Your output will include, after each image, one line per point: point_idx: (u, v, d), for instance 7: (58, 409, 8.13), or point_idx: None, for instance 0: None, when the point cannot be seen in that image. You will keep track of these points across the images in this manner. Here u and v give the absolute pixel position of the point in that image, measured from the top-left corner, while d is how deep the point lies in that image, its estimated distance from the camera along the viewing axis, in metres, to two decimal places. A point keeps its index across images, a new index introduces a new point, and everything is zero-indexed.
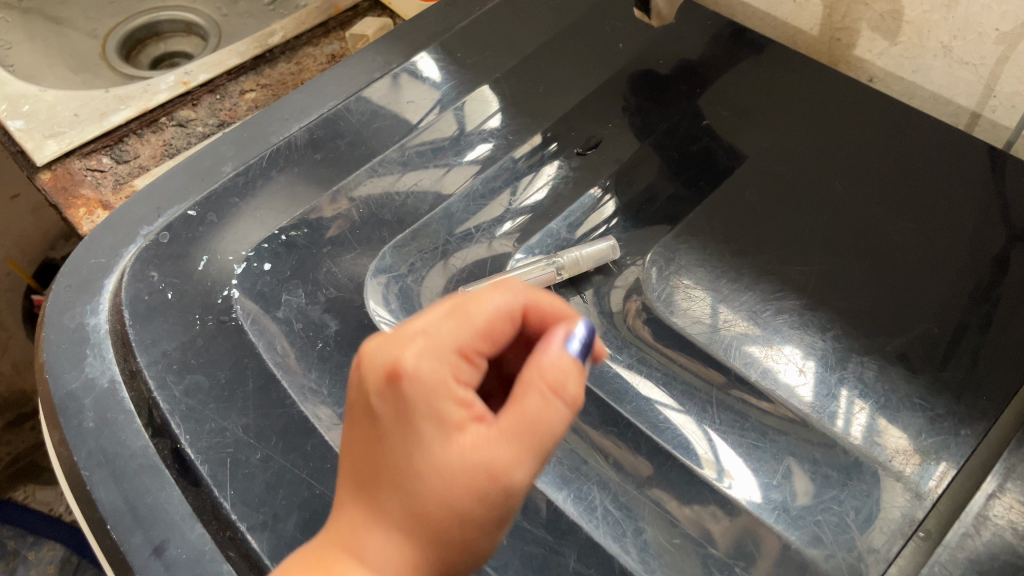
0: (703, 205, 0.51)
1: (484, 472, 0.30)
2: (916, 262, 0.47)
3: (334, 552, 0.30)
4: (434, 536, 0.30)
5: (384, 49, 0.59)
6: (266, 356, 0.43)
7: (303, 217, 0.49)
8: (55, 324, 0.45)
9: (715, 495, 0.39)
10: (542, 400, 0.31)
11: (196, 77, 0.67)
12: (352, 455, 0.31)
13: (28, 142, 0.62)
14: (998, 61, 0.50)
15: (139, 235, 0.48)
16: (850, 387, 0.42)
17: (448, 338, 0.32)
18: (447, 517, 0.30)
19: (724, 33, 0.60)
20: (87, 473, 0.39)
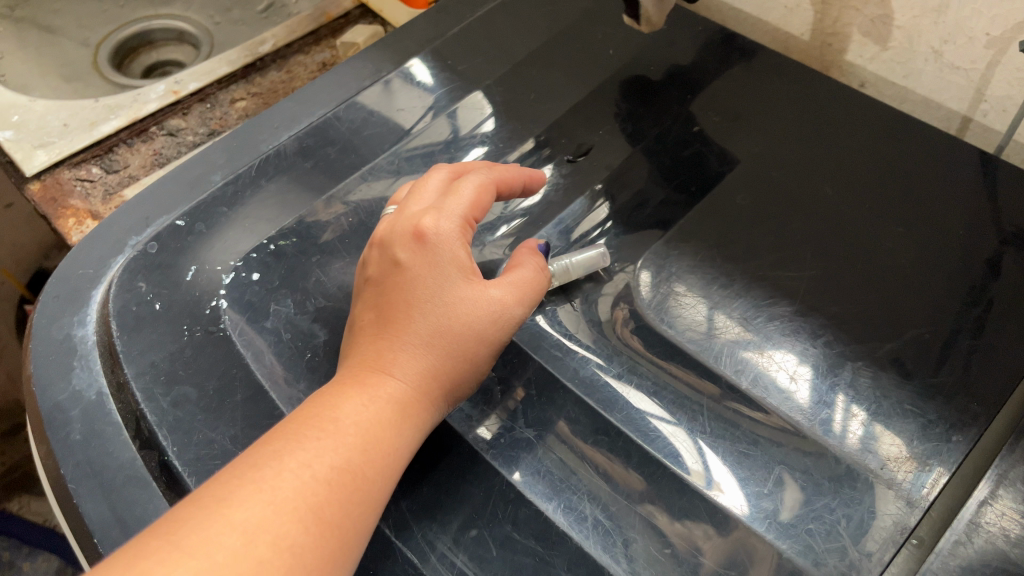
0: (694, 210, 0.51)
1: (472, 324, 0.41)
2: (907, 266, 0.46)
3: (337, 392, 0.39)
4: (420, 383, 0.40)
5: (374, 56, 0.59)
6: (254, 366, 0.43)
7: (293, 226, 0.49)
8: (42, 336, 0.45)
9: (705, 504, 0.39)
10: (534, 270, 0.44)
11: (186, 86, 0.67)
12: (368, 313, 0.43)
13: (17, 152, 0.62)
14: (989, 66, 0.50)
15: (127, 245, 0.48)
16: (842, 393, 0.42)
17: (455, 210, 0.44)
18: (426, 375, 0.40)
19: (715, 39, 0.59)
20: (74, 486, 0.39)
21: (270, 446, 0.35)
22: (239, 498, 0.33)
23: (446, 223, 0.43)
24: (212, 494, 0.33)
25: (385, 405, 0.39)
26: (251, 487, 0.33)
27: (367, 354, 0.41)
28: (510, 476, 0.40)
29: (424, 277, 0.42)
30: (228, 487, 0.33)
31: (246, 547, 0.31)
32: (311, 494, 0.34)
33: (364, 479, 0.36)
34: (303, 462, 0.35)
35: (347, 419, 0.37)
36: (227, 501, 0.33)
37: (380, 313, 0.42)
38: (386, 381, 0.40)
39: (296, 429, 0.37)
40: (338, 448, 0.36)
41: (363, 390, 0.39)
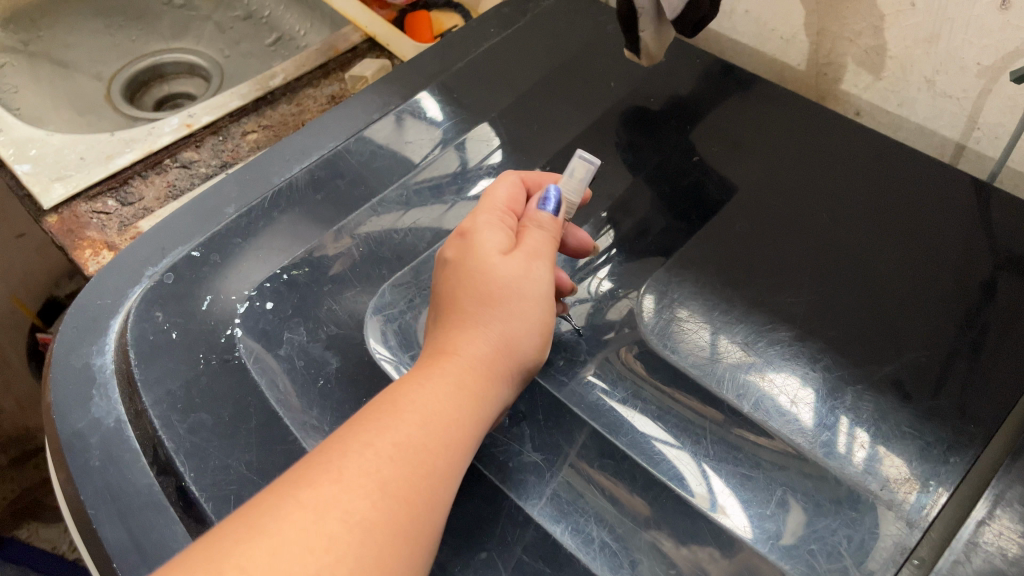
0: (695, 238, 0.52)
1: (522, 294, 0.42)
2: (904, 291, 0.48)
3: (422, 372, 0.38)
4: (497, 367, 0.40)
5: (382, 90, 0.61)
6: (268, 394, 0.44)
7: (305, 256, 0.50)
8: (62, 365, 0.46)
9: (710, 525, 0.40)
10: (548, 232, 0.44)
11: (199, 119, 0.69)
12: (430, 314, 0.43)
13: (35, 186, 0.63)
14: (981, 94, 0.51)
15: (144, 276, 0.49)
16: (843, 416, 0.43)
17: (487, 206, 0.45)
18: (488, 351, 0.40)
19: (713, 71, 0.61)
20: (93, 512, 0.40)
21: (366, 420, 0.35)
22: (346, 473, 0.32)
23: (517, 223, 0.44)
24: (317, 465, 0.32)
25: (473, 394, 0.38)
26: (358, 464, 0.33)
27: (444, 338, 0.40)
28: (520, 500, 0.41)
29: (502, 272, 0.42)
30: (333, 460, 0.33)
31: (365, 522, 0.31)
32: (417, 471, 0.34)
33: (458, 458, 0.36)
34: (404, 441, 0.34)
35: (438, 402, 0.37)
36: (339, 475, 0.32)
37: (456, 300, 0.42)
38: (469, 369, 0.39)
39: (385, 408, 0.36)
40: (432, 430, 0.36)
41: (447, 373, 0.38)
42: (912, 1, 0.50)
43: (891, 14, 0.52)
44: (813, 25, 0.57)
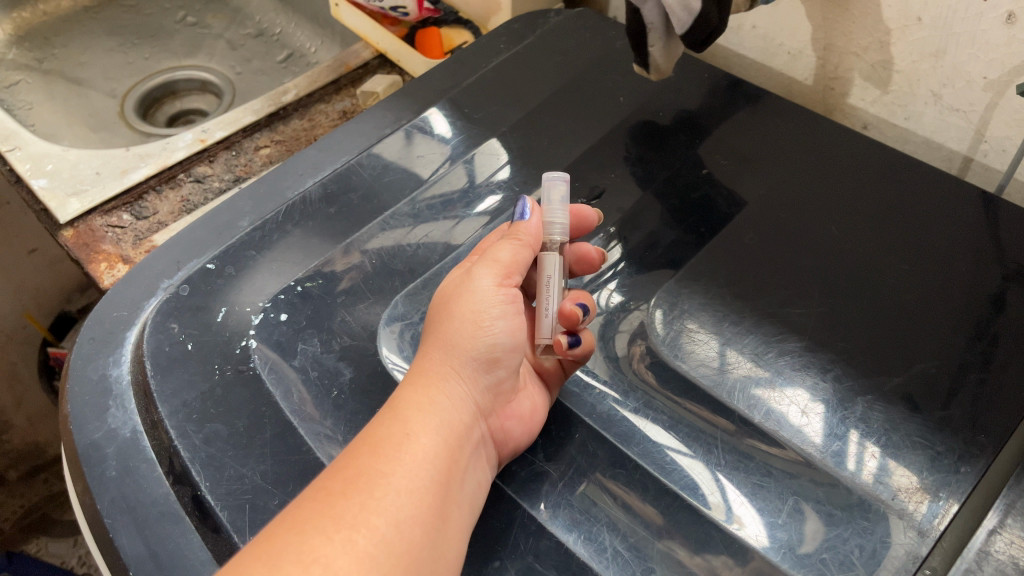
0: (704, 250, 0.53)
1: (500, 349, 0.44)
2: (913, 303, 0.48)
3: (410, 410, 0.39)
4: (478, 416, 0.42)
5: (394, 106, 0.61)
6: (283, 404, 0.45)
7: (319, 269, 0.51)
8: (79, 376, 0.46)
9: (722, 535, 0.40)
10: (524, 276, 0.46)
11: (212, 135, 0.69)
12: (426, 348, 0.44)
13: (51, 201, 0.64)
14: (988, 107, 0.52)
15: (159, 288, 0.50)
16: (854, 427, 0.43)
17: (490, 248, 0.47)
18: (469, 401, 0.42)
19: (721, 85, 0.62)
20: (110, 521, 0.40)
21: (364, 462, 0.36)
22: (355, 519, 0.34)
23: (505, 253, 0.46)
24: (322, 511, 0.34)
25: (455, 430, 0.40)
26: (365, 508, 0.34)
27: (419, 376, 0.42)
28: (532, 509, 0.41)
29: (471, 305, 0.44)
30: (338, 505, 0.34)
31: (374, 565, 0.33)
32: (416, 509, 0.36)
33: (452, 494, 0.38)
34: (402, 480, 0.36)
35: (429, 440, 0.39)
36: (343, 519, 0.34)
37: (427, 340, 0.44)
38: (449, 406, 0.41)
39: (384, 447, 0.37)
40: (426, 467, 0.38)
41: (434, 411, 0.40)
42: (917, 16, 0.51)
43: (896, 29, 0.53)
44: (820, 40, 0.58)
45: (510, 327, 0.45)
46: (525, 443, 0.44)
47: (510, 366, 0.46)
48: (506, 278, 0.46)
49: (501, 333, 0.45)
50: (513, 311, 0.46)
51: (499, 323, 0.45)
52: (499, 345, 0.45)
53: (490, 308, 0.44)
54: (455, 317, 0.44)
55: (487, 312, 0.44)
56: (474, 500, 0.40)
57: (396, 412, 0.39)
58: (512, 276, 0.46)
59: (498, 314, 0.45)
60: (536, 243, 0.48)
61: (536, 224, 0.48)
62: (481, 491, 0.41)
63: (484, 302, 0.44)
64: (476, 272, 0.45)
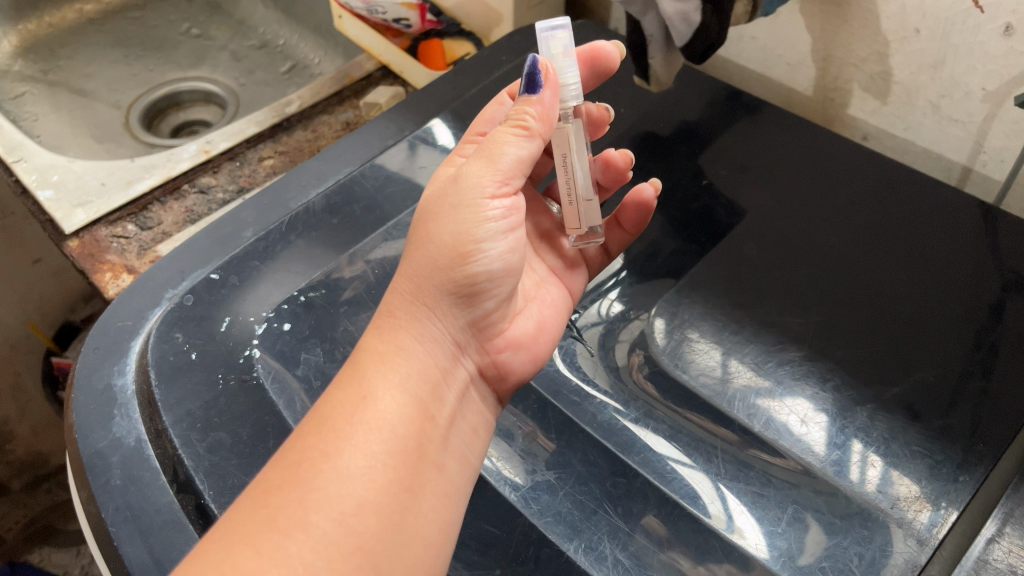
0: (705, 260, 0.53)
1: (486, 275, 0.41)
2: (912, 312, 0.48)
3: (371, 370, 0.37)
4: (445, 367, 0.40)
5: (397, 117, 0.62)
6: (286, 413, 0.45)
7: (322, 278, 0.51)
8: (84, 385, 0.47)
9: (721, 543, 0.40)
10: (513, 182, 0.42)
11: (216, 145, 0.70)
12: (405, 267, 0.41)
13: (57, 212, 0.64)
14: (986, 118, 0.52)
15: (164, 298, 0.50)
16: (854, 437, 0.44)
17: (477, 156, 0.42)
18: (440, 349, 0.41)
19: (721, 96, 0.62)
20: (114, 529, 0.41)
21: (308, 445, 0.34)
22: (303, 509, 0.32)
23: (506, 157, 0.41)
24: (259, 512, 0.32)
25: (426, 382, 0.39)
26: (314, 498, 0.32)
27: (391, 318, 0.40)
28: (533, 517, 0.41)
29: (454, 224, 0.40)
30: (274, 504, 0.32)
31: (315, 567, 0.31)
32: (378, 485, 0.34)
33: (425, 457, 0.36)
34: (356, 456, 0.34)
35: (393, 398, 0.37)
36: (278, 524, 0.32)
37: (405, 268, 0.41)
38: (416, 355, 0.39)
39: (336, 420, 0.35)
40: (383, 435, 0.35)
41: (396, 368, 0.38)
42: (915, 27, 0.51)
43: (895, 41, 0.53)
44: (820, 51, 0.58)
45: (502, 248, 0.42)
46: (528, 373, 0.46)
47: (500, 295, 0.43)
48: (504, 181, 0.42)
49: (492, 257, 0.41)
50: (509, 230, 0.42)
51: (489, 247, 0.41)
52: (487, 272, 0.41)
53: (478, 231, 0.40)
54: (434, 240, 0.40)
55: (474, 235, 0.40)
56: (458, 457, 0.39)
57: (356, 371, 0.37)
58: (511, 181, 0.42)
59: (488, 237, 0.41)
60: (546, 126, 0.43)
61: (548, 100, 0.42)
62: (463, 442, 0.40)
63: (472, 218, 0.40)
64: (465, 178, 0.41)
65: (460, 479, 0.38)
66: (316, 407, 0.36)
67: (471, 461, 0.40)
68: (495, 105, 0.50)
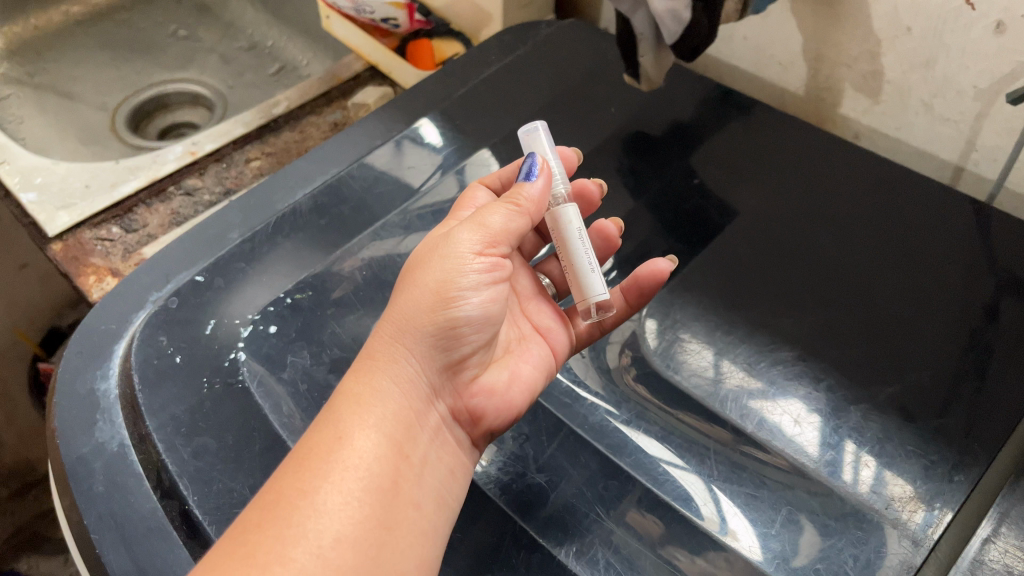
0: (697, 260, 0.53)
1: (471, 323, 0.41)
2: (904, 312, 0.48)
3: (347, 409, 0.36)
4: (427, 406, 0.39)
5: (385, 117, 0.61)
6: (272, 417, 0.45)
7: (309, 280, 0.51)
8: (66, 390, 0.46)
9: (714, 546, 0.39)
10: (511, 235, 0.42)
11: (202, 147, 0.69)
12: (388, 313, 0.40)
13: (40, 214, 0.63)
14: (978, 117, 0.52)
15: (148, 301, 0.50)
16: (848, 438, 0.43)
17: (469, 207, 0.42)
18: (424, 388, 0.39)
19: (712, 96, 0.62)
20: (97, 537, 0.40)
21: (286, 482, 0.33)
22: (278, 545, 0.31)
23: (495, 220, 0.41)
24: (234, 551, 0.31)
25: (402, 421, 0.37)
26: (291, 533, 0.31)
27: (366, 359, 0.38)
28: (523, 521, 0.41)
29: (439, 271, 0.40)
30: (250, 542, 0.31)
31: None
32: (356, 523, 0.32)
33: (402, 496, 0.35)
34: (334, 492, 0.33)
35: (370, 437, 0.35)
36: (254, 561, 0.30)
37: (387, 313, 0.40)
38: (397, 393, 0.38)
39: (313, 459, 0.34)
40: (362, 474, 0.34)
41: (377, 405, 0.37)
42: (907, 26, 0.51)
43: (887, 39, 0.53)
44: (811, 51, 0.58)
45: (489, 295, 0.41)
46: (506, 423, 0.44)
47: (479, 342, 0.42)
48: (491, 241, 0.41)
49: (475, 306, 0.40)
50: (494, 280, 0.41)
51: (471, 294, 0.40)
52: (468, 320, 0.40)
53: (460, 279, 0.40)
54: (420, 286, 0.40)
55: (457, 284, 0.40)
56: (434, 497, 0.37)
57: (332, 411, 0.36)
58: (498, 245, 0.42)
59: (471, 286, 0.40)
60: (536, 212, 0.44)
61: (540, 188, 0.44)
62: (442, 482, 0.38)
63: (457, 267, 0.40)
64: (455, 234, 0.41)
65: (437, 520, 0.37)
66: (293, 450, 0.35)
67: (448, 504, 0.38)
68: (474, 190, 0.49)
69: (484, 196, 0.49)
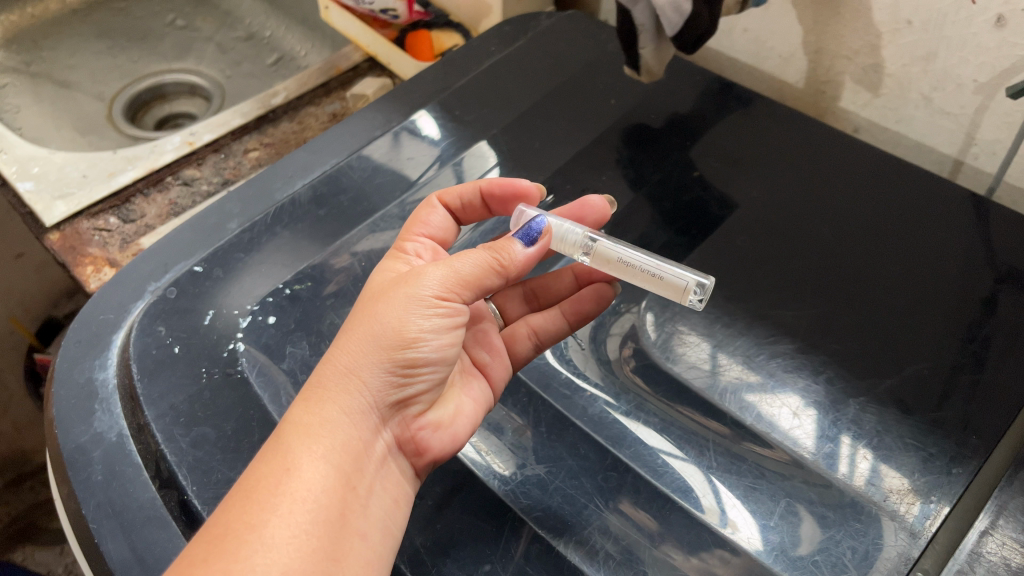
0: (697, 252, 0.53)
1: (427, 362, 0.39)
2: (901, 306, 0.48)
3: (295, 438, 0.35)
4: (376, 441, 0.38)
5: (384, 107, 0.61)
6: (271, 407, 0.44)
7: (308, 270, 0.51)
8: (64, 379, 0.46)
9: (713, 537, 0.40)
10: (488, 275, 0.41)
11: (201, 137, 0.69)
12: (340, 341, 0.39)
13: (37, 204, 0.63)
14: (978, 111, 0.52)
15: (147, 291, 0.49)
16: (845, 430, 0.43)
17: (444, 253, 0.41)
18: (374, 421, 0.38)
19: (712, 88, 0.62)
20: (96, 527, 0.40)
21: (233, 516, 0.33)
22: None
23: (466, 265, 0.40)
24: None
25: (349, 452, 0.37)
26: (237, 568, 0.31)
27: (317, 385, 0.37)
28: (522, 511, 0.41)
29: (400, 311, 0.38)
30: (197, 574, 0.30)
31: None
32: (303, 556, 0.32)
33: (348, 527, 0.35)
34: (281, 526, 0.32)
35: (318, 469, 0.35)
36: None
37: (342, 342, 0.38)
38: (348, 425, 0.37)
39: (260, 490, 0.33)
40: (310, 507, 0.34)
41: (327, 436, 0.36)
42: (908, 19, 0.51)
43: (887, 32, 0.53)
44: (811, 44, 0.58)
45: (445, 339, 0.40)
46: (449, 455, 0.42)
47: (434, 377, 0.41)
48: (457, 288, 0.40)
49: (433, 346, 0.39)
50: (451, 322, 0.40)
51: (431, 335, 0.39)
52: (427, 357, 0.39)
53: (419, 324, 0.38)
54: (381, 322, 0.38)
55: (419, 325, 0.38)
56: (382, 527, 0.37)
57: (281, 439, 0.35)
58: (468, 290, 0.41)
59: (431, 328, 0.39)
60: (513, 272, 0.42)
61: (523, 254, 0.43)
62: (389, 512, 0.38)
63: (418, 310, 0.39)
64: (423, 275, 0.40)
65: (383, 551, 0.36)
66: (237, 483, 0.34)
67: (394, 534, 0.37)
68: (427, 209, 0.48)
69: (438, 215, 0.48)
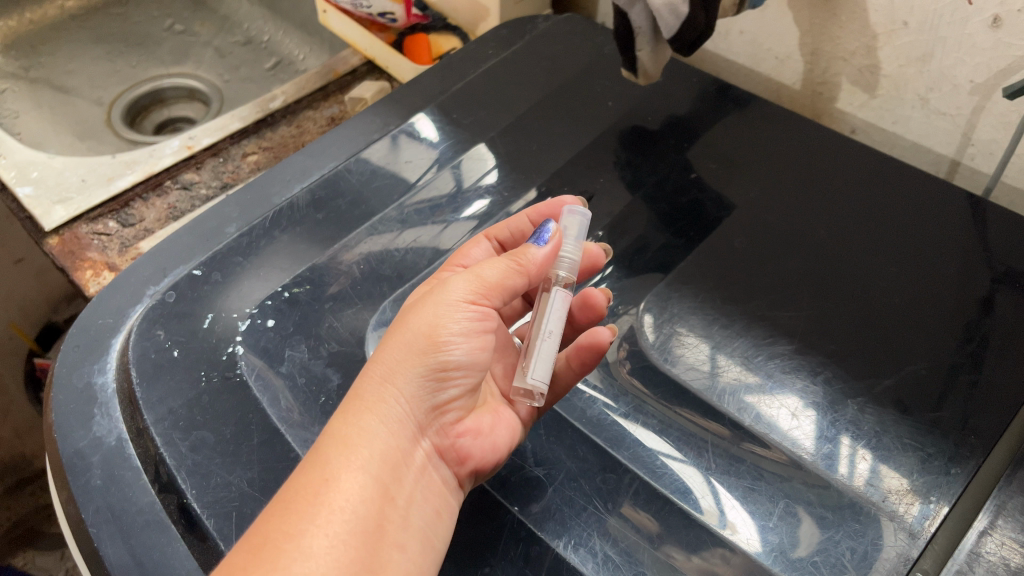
0: (694, 254, 0.53)
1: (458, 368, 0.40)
2: (899, 306, 0.48)
3: (332, 449, 0.36)
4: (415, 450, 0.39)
5: (382, 111, 0.61)
6: (270, 411, 0.45)
7: (306, 274, 0.51)
8: (63, 384, 0.46)
9: (712, 539, 0.40)
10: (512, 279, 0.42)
11: (200, 141, 0.69)
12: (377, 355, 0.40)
13: (36, 209, 0.63)
14: (974, 112, 0.52)
15: (146, 295, 0.50)
16: (843, 430, 0.43)
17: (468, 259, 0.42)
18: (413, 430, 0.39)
19: (709, 90, 0.62)
20: (95, 531, 0.40)
21: (274, 525, 0.33)
22: None
23: (491, 271, 0.41)
24: None
25: (387, 462, 0.37)
26: None
27: (356, 396, 0.38)
28: (522, 514, 0.41)
29: (430, 318, 0.39)
30: None
31: None
32: (341, 565, 0.32)
33: (385, 538, 0.35)
34: (319, 536, 0.33)
35: (357, 480, 0.35)
36: None
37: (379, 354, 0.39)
38: (386, 435, 0.37)
39: (300, 500, 0.34)
40: (349, 517, 0.34)
41: (365, 446, 0.36)
42: (904, 20, 0.51)
43: (883, 33, 0.53)
44: (808, 45, 0.58)
45: (476, 344, 0.41)
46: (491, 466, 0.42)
47: (466, 384, 0.42)
48: (484, 293, 0.41)
49: (464, 351, 0.40)
50: (481, 327, 0.41)
51: (460, 339, 0.40)
52: (459, 362, 0.40)
53: (449, 329, 0.39)
54: (413, 331, 0.39)
55: (449, 329, 0.39)
56: (421, 537, 0.37)
57: (319, 449, 0.36)
58: (493, 296, 0.41)
59: (461, 332, 0.40)
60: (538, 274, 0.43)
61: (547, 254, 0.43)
62: (429, 522, 0.38)
63: (447, 315, 0.39)
64: (449, 282, 0.41)
65: (423, 562, 0.36)
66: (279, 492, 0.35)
67: (433, 544, 0.37)
68: (472, 243, 0.48)
69: (482, 250, 0.48)
